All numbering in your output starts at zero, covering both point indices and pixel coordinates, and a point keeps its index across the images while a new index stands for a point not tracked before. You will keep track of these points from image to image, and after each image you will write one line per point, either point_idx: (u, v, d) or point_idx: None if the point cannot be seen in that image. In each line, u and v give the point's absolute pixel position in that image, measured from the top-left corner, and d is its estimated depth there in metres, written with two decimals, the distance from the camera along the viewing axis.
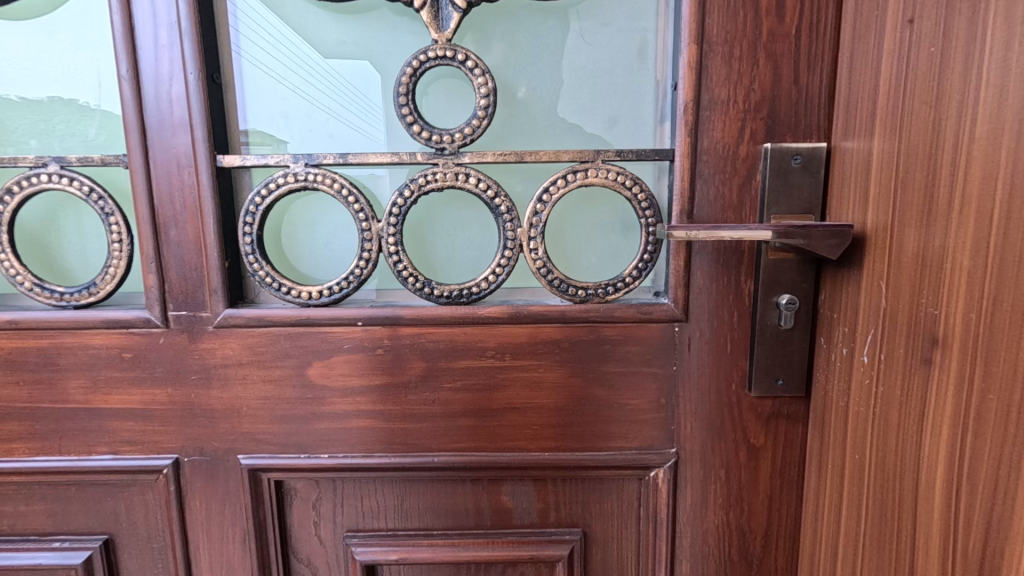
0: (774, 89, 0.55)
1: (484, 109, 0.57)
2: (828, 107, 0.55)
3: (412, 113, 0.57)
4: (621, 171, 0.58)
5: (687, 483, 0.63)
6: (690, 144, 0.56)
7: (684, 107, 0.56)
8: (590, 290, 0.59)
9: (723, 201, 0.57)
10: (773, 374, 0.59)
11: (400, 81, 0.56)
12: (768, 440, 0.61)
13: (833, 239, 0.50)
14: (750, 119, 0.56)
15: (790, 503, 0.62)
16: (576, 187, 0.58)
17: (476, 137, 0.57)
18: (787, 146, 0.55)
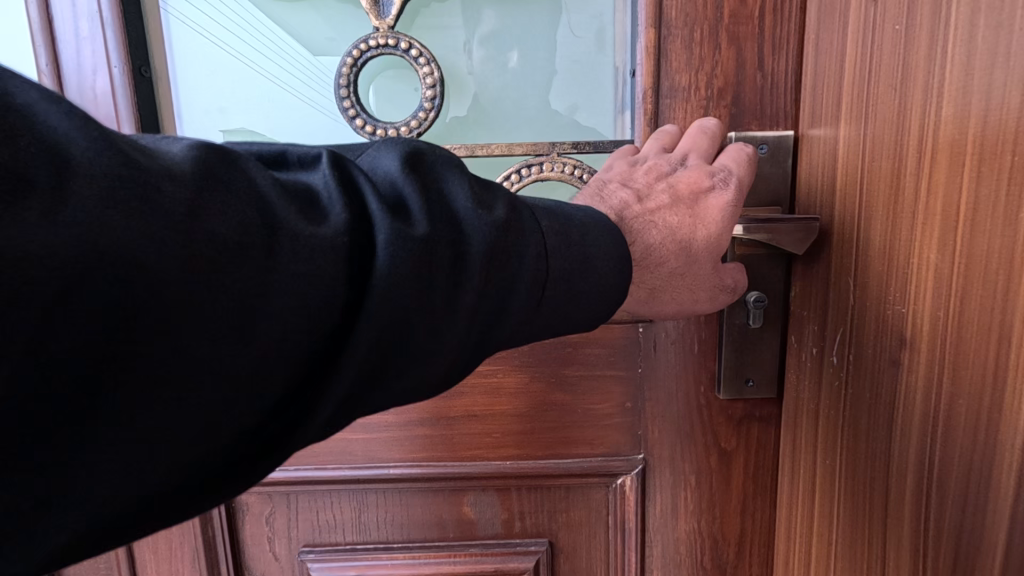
0: (737, 74, 0.52)
1: (431, 101, 0.54)
2: (795, 92, 0.52)
3: (355, 106, 0.54)
4: (578, 164, 0.55)
5: (657, 490, 0.60)
6: (650, 135, 0.53)
7: (643, 94, 0.53)
8: None
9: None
10: (743, 375, 0.56)
11: (340, 72, 0.53)
12: (738, 443, 0.59)
13: (800, 233, 0.47)
14: (714, 107, 0.53)
15: (765, 508, 0.60)
16: (531, 182, 0.56)
17: (422, 131, 0.55)
18: (752, 135, 0.52)
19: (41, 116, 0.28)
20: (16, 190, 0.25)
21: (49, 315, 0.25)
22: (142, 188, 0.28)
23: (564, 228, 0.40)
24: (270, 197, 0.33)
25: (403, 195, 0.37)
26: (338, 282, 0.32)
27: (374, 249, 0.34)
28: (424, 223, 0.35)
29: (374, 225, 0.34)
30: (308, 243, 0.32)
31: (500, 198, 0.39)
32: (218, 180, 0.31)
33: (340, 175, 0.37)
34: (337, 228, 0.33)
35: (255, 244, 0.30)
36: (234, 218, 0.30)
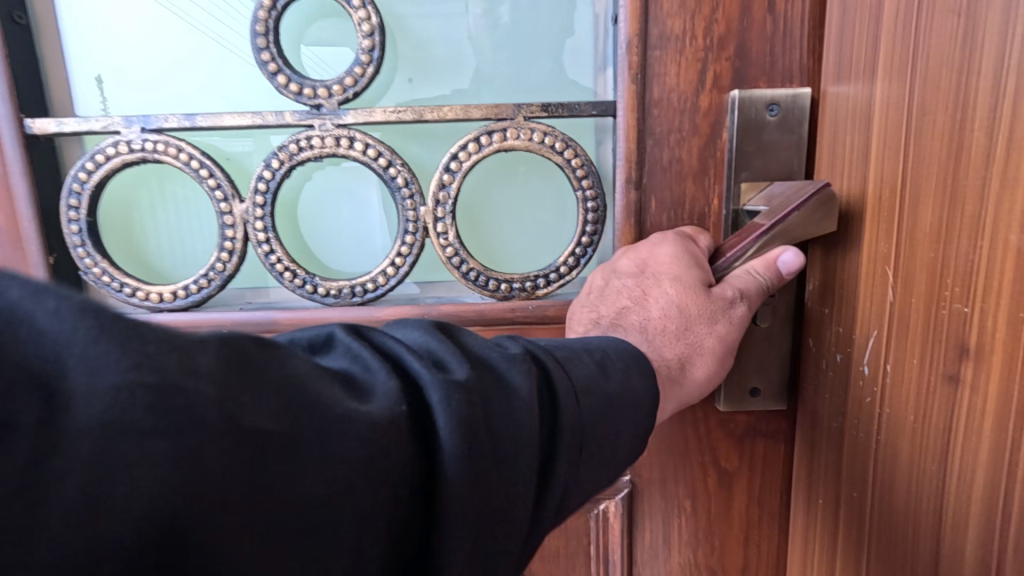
0: (742, 20, 0.43)
1: (369, 52, 0.43)
2: (812, 42, 0.43)
3: (275, 60, 0.43)
4: (549, 130, 0.44)
5: (646, 517, 0.51)
6: (637, 95, 0.43)
7: (628, 44, 0.43)
8: (516, 284, 0.46)
9: (681, 165, 0.45)
10: (748, 384, 0.47)
11: (256, 16, 0.42)
12: (742, 463, 0.50)
13: (819, 212, 0.37)
14: (713, 60, 0.43)
15: (772, 537, 0.51)
16: (493, 153, 0.45)
17: (360, 90, 0.43)
18: (759, 94, 0.43)
19: (27, 318, 0.19)
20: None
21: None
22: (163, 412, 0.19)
23: (601, 368, 0.35)
24: (314, 377, 0.25)
25: (438, 351, 0.30)
26: (408, 467, 0.26)
27: (433, 418, 0.27)
28: (472, 372, 0.30)
29: (425, 387, 0.28)
30: (366, 432, 0.25)
31: (518, 341, 0.34)
32: (255, 365, 0.24)
33: (358, 338, 0.31)
34: (391, 400, 0.27)
35: (315, 433, 0.23)
36: (286, 408, 0.23)
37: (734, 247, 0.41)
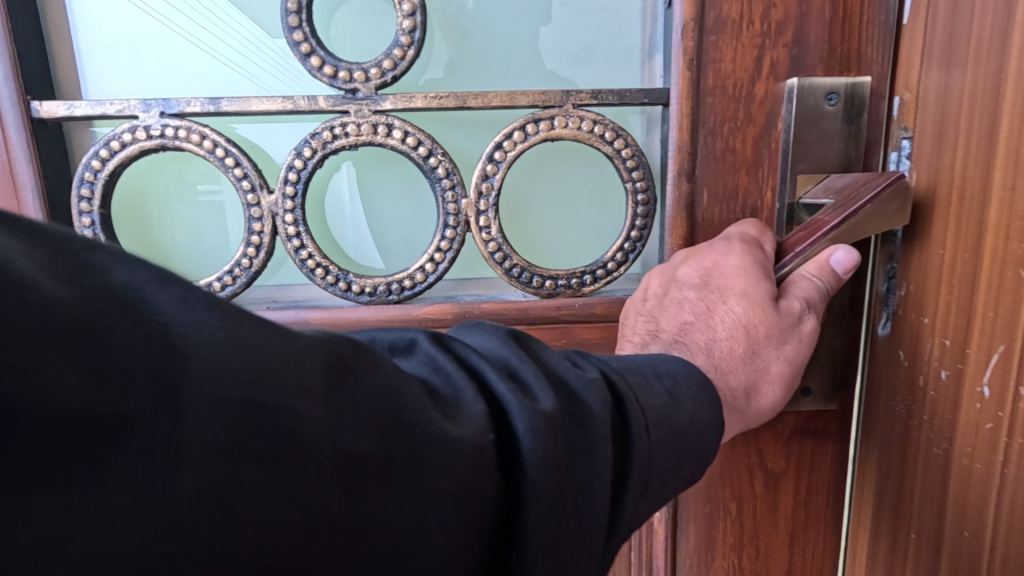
0: (801, 4, 0.41)
1: (410, 33, 0.40)
2: (871, 30, 0.41)
3: (309, 39, 0.40)
4: (599, 119, 0.42)
5: (691, 523, 0.50)
6: (692, 82, 0.42)
7: (683, 28, 0.41)
8: (561, 281, 0.44)
9: (734, 156, 0.43)
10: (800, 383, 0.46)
11: None
12: (789, 464, 0.49)
13: (894, 203, 0.36)
14: (770, 46, 0.42)
15: (817, 538, 0.50)
16: (539, 143, 0.42)
17: (401, 74, 0.41)
18: (818, 83, 0.42)
19: (149, 297, 0.18)
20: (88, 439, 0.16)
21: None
22: (271, 431, 0.19)
23: (671, 395, 0.33)
24: (408, 395, 0.24)
25: (520, 371, 0.29)
26: (490, 499, 0.25)
27: (517, 444, 0.26)
28: (556, 401, 0.28)
29: (510, 414, 0.27)
30: (453, 462, 0.24)
31: (594, 365, 0.32)
32: (353, 382, 0.22)
33: (441, 346, 0.30)
34: (477, 424, 0.26)
35: (410, 457, 0.23)
36: (385, 429, 0.22)
37: (802, 244, 0.39)
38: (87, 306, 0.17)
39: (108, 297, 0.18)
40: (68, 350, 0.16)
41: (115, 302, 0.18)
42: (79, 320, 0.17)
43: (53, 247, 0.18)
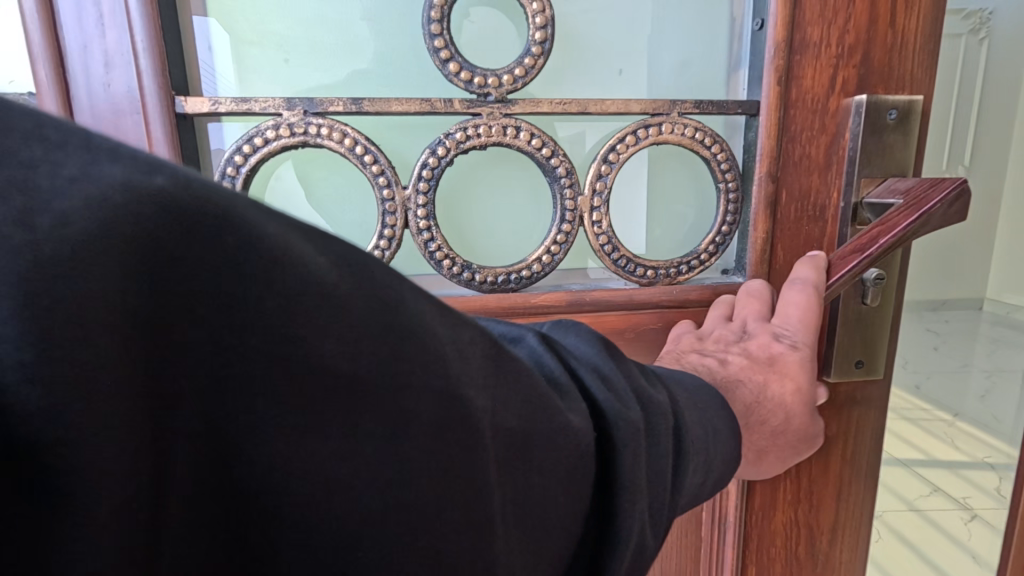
0: (869, 31, 0.48)
1: (540, 44, 0.44)
2: (923, 56, 0.49)
3: (448, 47, 0.43)
4: (700, 126, 0.48)
5: (758, 482, 0.57)
6: (780, 95, 0.48)
7: (774, 49, 0.47)
8: (661, 269, 0.50)
9: (808, 162, 0.50)
10: (852, 357, 0.54)
11: (433, 3, 0.42)
12: (840, 428, 0.56)
13: (956, 204, 0.44)
14: (843, 66, 0.48)
15: (860, 491, 0.58)
16: (646, 146, 0.48)
17: (530, 80, 0.44)
18: (883, 99, 0.48)
19: (364, 283, 0.21)
20: (337, 407, 0.20)
21: (325, 555, 0.20)
22: (454, 419, 0.22)
23: (714, 422, 0.35)
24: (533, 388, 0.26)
25: (614, 378, 0.30)
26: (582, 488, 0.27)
27: (609, 439, 0.28)
28: (642, 411, 0.30)
29: (607, 411, 0.28)
30: (556, 452, 0.26)
31: (668, 388, 0.34)
32: (506, 384, 0.24)
33: (548, 339, 0.31)
34: (581, 413, 0.28)
35: (542, 436, 0.25)
36: (523, 407, 0.25)
37: (869, 249, 0.46)
38: (338, 282, 0.20)
39: (341, 275, 0.20)
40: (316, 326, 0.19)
41: (359, 286, 0.20)
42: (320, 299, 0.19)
43: (321, 238, 0.21)
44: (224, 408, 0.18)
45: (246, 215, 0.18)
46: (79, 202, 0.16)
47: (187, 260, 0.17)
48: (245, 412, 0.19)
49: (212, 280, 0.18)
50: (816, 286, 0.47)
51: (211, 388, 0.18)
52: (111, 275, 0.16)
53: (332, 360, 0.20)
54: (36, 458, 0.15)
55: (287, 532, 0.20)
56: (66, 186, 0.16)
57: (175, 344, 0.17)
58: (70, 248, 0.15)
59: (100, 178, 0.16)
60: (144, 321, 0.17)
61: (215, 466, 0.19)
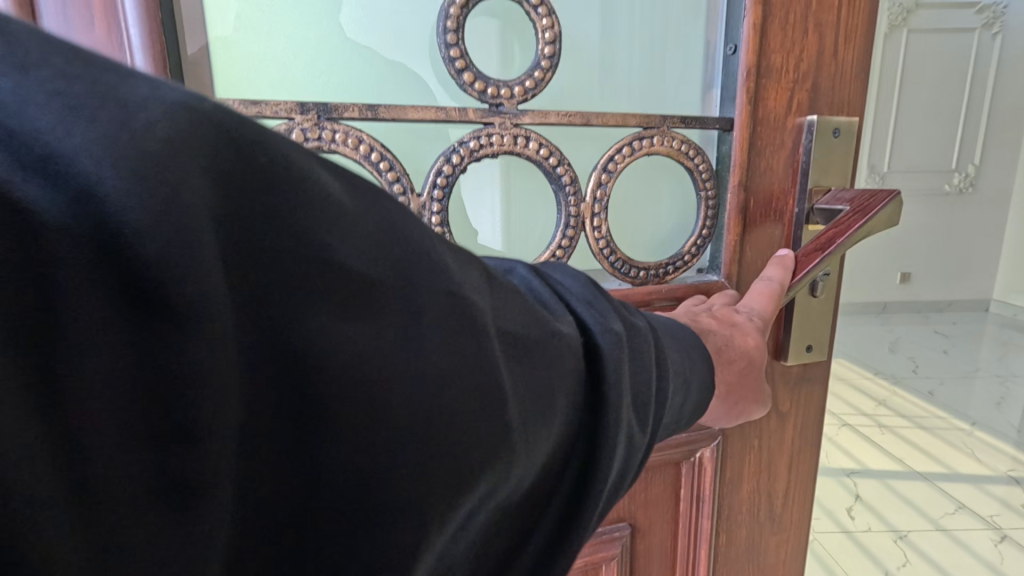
0: (819, 59, 0.55)
1: (549, 59, 0.52)
2: (859, 82, 0.57)
3: (464, 60, 0.50)
4: (685, 139, 0.55)
5: (727, 458, 0.62)
6: (750, 114, 0.54)
7: (746, 73, 0.53)
8: (651, 270, 0.56)
9: (772, 172, 0.56)
10: (805, 341, 0.60)
11: (450, 23, 0.49)
12: (793, 404, 0.63)
13: (891, 212, 0.52)
14: (798, 90, 0.55)
15: (808, 458, 0.66)
16: (639, 156, 0.55)
17: (538, 91, 0.52)
18: (829, 120, 0.56)
19: (374, 192, 0.30)
20: (373, 296, 0.27)
21: (385, 418, 0.27)
22: (465, 313, 0.30)
23: (688, 349, 0.42)
24: (517, 296, 0.35)
25: (596, 302, 0.38)
26: (580, 390, 0.35)
27: (597, 345, 0.36)
28: (622, 325, 0.38)
29: (591, 325, 0.36)
30: (550, 352, 0.33)
31: (643, 316, 0.41)
32: (500, 290, 0.34)
33: (534, 270, 0.39)
34: (567, 324, 0.36)
35: (537, 337, 0.33)
36: (520, 316, 0.34)
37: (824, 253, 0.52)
38: (352, 197, 0.28)
39: (358, 193, 0.29)
40: (345, 226, 0.27)
41: (366, 200, 0.29)
42: (346, 207, 0.28)
43: (337, 170, 0.29)
44: (281, 281, 0.25)
45: (278, 142, 0.27)
46: (166, 121, 0.23)
47: (241, 167, 0.25)
48: (290, 287, 0.25)
49: (264, 181, 0.25)
50: (782, 283, 0.53)
51: (267, 261, 0.25)
52: (197, 175, 0.23)
53: (360, 256, 0.27)
54: (133, 285, 0.21)
55: (339, 392, 0.26)
56: (150, 105, 0.23)
57: (242, 224, 0.24)
58: (166, 147, 0.22)
59: (169, 100, 0.24)
60: (225, 202, 0.24)
61: (265, 319, 0.24)
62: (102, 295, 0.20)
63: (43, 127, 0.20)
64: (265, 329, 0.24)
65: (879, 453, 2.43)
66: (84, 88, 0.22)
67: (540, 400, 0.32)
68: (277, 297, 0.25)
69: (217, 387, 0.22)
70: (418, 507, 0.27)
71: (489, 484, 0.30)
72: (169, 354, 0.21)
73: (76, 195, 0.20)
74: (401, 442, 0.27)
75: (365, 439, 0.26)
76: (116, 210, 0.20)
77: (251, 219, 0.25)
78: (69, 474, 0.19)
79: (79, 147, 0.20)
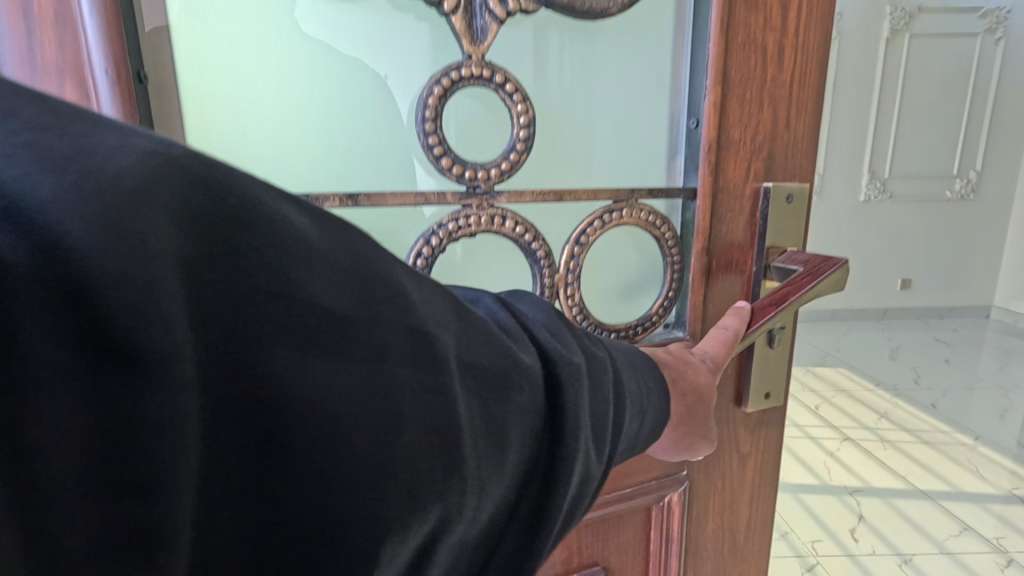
0: (773, 132, 0.64)
1: (523, 141, 0.61)
2: (807, 149, 0.65)
3: (442, 146, 0.59)
4: (653, 211, 0.65)
5: (694, 499, 0.68)
6: (711, 182, 0.63)
7: (708, 146, 0.62)
8: (621, 331, 0.68)
9: (733, 234, 0.65)
10: (763, 389, 0.66)
11: (429, 109, 0.58)
12: (753, 447, 0.69)
13: (837, 280, 0.61)
14: (755, 160, 0.64)
15: (766, 500, 0.72)
16: (609, 228, 0.65)
17: (513, 171, 0.61)
18: (782, 187, 0.65)
19: (341, 226, 0.32)
20: (337, 334, 0.29)
21: (340, 449, 0.28)
22: (427, 347, 0.32)
23: (646, 381, 0.44)
24: (481, 327, 0.36)
25: (560, 333, 0.40)
26: (536, 418, 0.36)
27: (557, 375, 0.37)
28: (583, 358, 0.39)
29: (552, 355, 0.38)
30: (506, 383, 0.35)
31: (605, 347, 0.43)
32: (465, 321, 0.35)
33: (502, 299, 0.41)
34: (527, 354, 0.37)
35: (496, 368, 0.35)
36: (482, 348, 0.35)
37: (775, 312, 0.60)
38: (321, 236, 0.30)
39: (326, 230, 0.31)
40: (310, 264, 0.29)
41: (336, 237, 0.31)
42: (313, 246, 0.29)
43: (307, 209, 0.31)
44: (242, 318, 0.26)
45: (248, 185, 0.28)
46: (133, 169, 0.24)
47: (207, 209, 0.26)
48: (251, 324, 0.26)
49: (229, 223, 0.27)
50: (737, 331, 0.60)
51: (230, 299, 0.26)
52: (163, 219, 0.24)
53: (326, 297, 0.29)
54: (92, 324, 0.21)
55: (294, 424, 0.27)
56: (116, 157, 0.24)
57: (209, 271, 0.26)
58: (133, 194, 0.23)
59: (136, 149, 0.25)
60: (190, 243, 0.25)
61: (224, 354, 0.26)
62: (60, 335, 0.21)
63: (11, 180, 0.21)
64: (224, 363, 0.26)
65: (885, 471, 2.43)
66: (52, 140, 0.23)
67: (494, 429, 0.34)
68: (239, 332, 0.26)
69: (176, 430, 0.23)
70: (369, 538, 0.28)
71: (439, 513, 0.31)
72: (126, 390, 0.22)
73: (39, 243, 0.21)
74: (356, 472, 0.28)
75: (318, 469, 0.28)
76: (79, 262, 0.21)
77: (214, 259, 0.26)
78: (23, 503, 0.20)
79: (47, 201, 0.22)
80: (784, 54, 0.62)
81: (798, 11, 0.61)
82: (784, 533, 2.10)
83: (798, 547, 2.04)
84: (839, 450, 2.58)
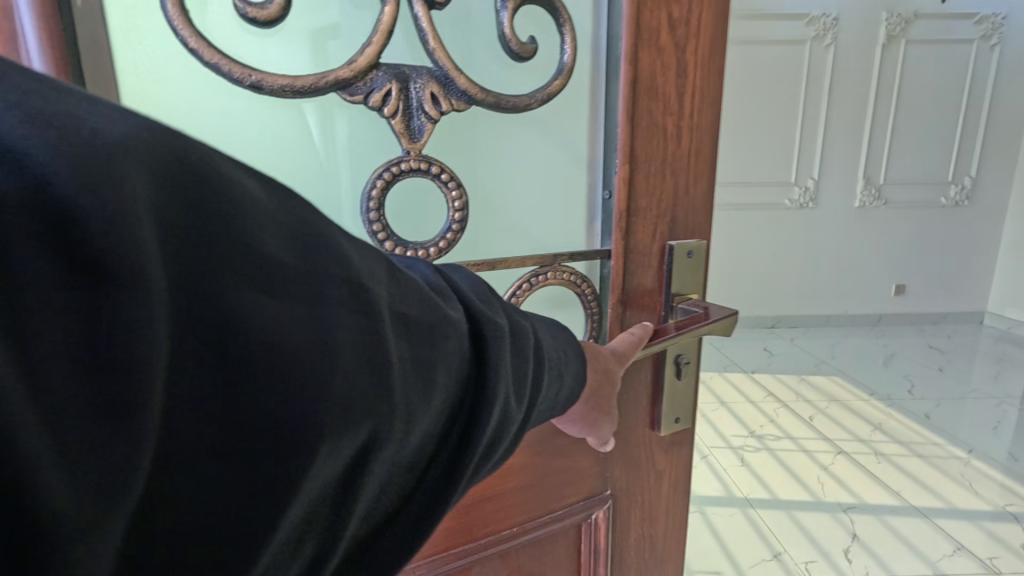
0: (675, 198, 0.71)
1: (459, 222, 0.67)
2: (706, 207, 0.73)
3: (385, 230, 0.64)
4: (573, 272, 0.73)
5: (618, 514, 0.75)
6: (622, 245, 0.71)
7: (618, 215, 0.70)
8: None
9: (644, 292, 0.73)
10: (674, 414, 0.73)
11: (372, 197, 0.63)
12: (669, 463, 0.76)
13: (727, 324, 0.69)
14: (660, 224, 0.71)
15: (681, 505, 0.79)
16: (535, 288, 0.73)
17: (452, 247, 0.68)
18: (684, 245, 0.72)
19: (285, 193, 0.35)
20: (284, 275, 0.32)
21: (292, 370, 0.31)
22: (364, 297, 0.35)
23: (563, 350, 0.50)
24: (413, 286, 0.40)
25: (485, 299, 0.46)
26: (463, 365, 0.41)
27: (481, 329, 0.43)
28: (506, 320, 0.45)
29: (478, 312, 0.43)
30: (436, 333, 0.40)
31: (528, 317, 0.49)
32: (400, 279, 0.40)
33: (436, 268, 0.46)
34: (456, 310, 0.42)
35: (427, 320, 0.39)
36: (415, 302, 0.39)
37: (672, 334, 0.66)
38: (268, 194, 0.33)
39: (272, 191, 0.34)
40: (261, 213, 0.32)
41: (281, 197, 0.34)
42: (263, 201, 0.33)
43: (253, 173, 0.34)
44: (202, 249, 0.29)
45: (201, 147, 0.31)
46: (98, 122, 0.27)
47: (168, 157, 0.29)
48: (210, 254, 0.29)
49: (189, 171, 0.30)
50: (643, 336, 0.64)
51: (192, 231, 0.29)
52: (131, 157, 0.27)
53: (273, 243, 0.32)
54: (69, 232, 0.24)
55: (252, 343, 0.30)
56: (93, 116, 0.27)
57: (169, 203, 0.28)
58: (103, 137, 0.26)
59: (88, 115, 0.28)
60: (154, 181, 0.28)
61: (188, 275, 0.28)
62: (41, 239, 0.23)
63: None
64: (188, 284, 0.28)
65: (876, 486, 2.48)
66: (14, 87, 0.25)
67: (425, 370, 0.38)
68: (199, 259, 0.29)
69: (151, 341, 0.25)
70: (308, 453, 0.31)
71: (372, 437, 0.35)
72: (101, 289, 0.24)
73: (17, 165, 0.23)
74: (305, 393, 0.31)
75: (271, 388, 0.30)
76: (51, 178, 0.24)
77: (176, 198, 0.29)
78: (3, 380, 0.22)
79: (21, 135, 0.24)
80: (682, 134, 0.69)
81: (693, 96, 0.68)
82: (778, 555, 2.10)
83: (791, 568, 2.04)
84: (831, 467, 2.62)
